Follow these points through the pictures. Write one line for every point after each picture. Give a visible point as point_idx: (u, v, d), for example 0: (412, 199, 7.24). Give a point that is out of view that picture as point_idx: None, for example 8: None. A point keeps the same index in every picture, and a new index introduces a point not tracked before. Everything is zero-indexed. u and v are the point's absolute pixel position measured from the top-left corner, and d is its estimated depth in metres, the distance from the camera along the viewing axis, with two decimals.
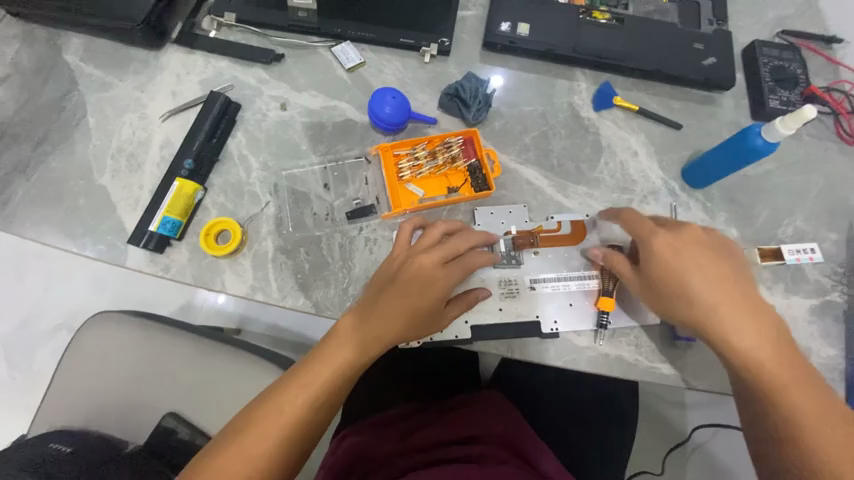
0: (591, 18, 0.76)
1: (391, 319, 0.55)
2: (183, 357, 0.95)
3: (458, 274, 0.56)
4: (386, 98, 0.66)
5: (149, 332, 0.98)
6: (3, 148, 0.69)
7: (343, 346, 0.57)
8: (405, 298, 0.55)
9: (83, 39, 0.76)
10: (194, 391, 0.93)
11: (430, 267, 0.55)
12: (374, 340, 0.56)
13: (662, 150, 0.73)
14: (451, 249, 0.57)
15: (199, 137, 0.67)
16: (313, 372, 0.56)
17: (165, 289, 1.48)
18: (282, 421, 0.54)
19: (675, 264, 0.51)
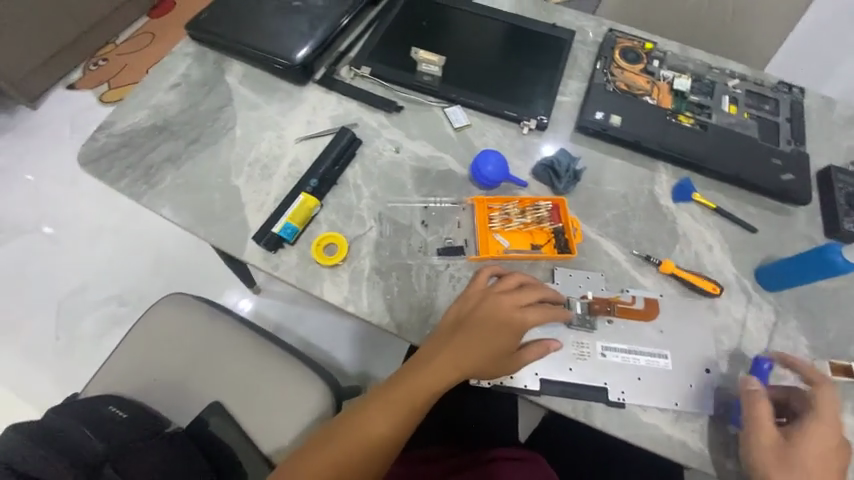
0: (676, 120, 0.86)
1: (468, 353, 0.60)
2: (242, 351, 1.01)
3: (536, 318, 0.61)
4: (489, 158, 0.76)
5: (214, 321, 1.04)
6: (161, 140, 0.82)
7: (422, 373, 0.62)
8: (481, 333, 0.60)
9: (243, 66, 0.91)
10: (243, 388, 0.98)
11: (509, 307, 0.61)
12: (450, 371, 0.61)
13: (735, 248, 0.78)
14: (528, 296, 0.62)
15: (326, 162, 0.77)
16: (391, 397, 0.63)
17: (208, 284, 1.59)
18: (362, 437, 0.61)
19: (808, 457, 0.56)
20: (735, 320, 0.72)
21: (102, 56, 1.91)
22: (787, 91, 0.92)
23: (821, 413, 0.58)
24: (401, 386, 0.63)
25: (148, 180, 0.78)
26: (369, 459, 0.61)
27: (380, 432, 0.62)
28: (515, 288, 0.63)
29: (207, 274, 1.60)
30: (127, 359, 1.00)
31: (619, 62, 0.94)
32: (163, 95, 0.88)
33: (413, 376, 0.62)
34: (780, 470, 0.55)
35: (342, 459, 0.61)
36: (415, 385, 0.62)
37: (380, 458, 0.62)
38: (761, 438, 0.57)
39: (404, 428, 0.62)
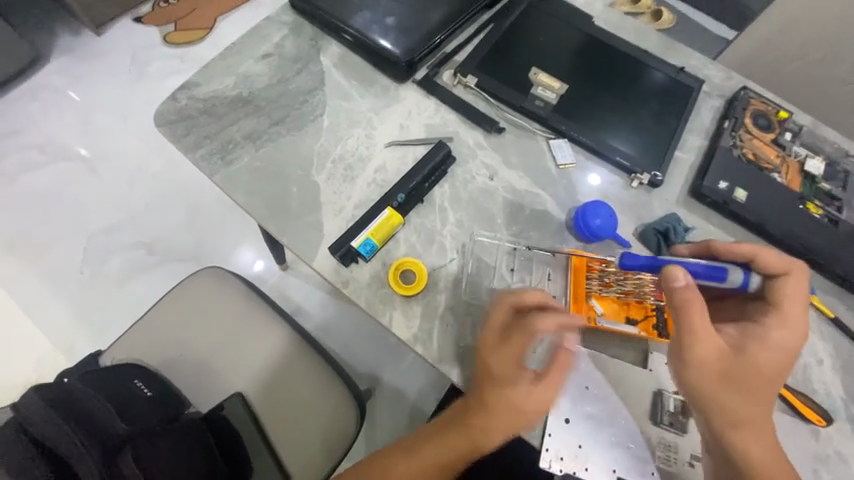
0: (806, 208, 0.76)
1: (494, 415, 0.55)
2: (271, 345, 0.95)
3: (514, 353, 0.55)
4: (599, 211, 0.68)
5: (248, 308, 0.98)
6: (244, 114, 0.76)
7: (453, 430, 0.58)
8: (489, 387, 0.55)
9: (341, 48, 0.84)
10: (267, 384, 0.92)
11: (489, 348, 0.57)
12: (481, 429, 0.57)
13: (847, 369, 0.68)
14: (515, 331, 0.56)
15: (417, 176, 0.70)
16: (428, 448, 0.59)
17: (235, 249, 1.54)
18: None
19: (758, 364, 0.52)
20: (835, 452, 0.63)
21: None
22: None
23: (782, 296, 0.55)
24: (429, 443, 0.59)
25: (224, 156, 0.72)
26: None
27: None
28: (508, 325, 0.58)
29: (238, 241, 1.55)
30: (156, 328, 0.96)
31: (749, 126, 0.84)
32: (253, 64, 0.81)
33: (444, 434, 0.59)
34: (728, 380, 0.52)
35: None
36: (442, 442, 0.59)
37: None
38: (707, 348, 0.51)
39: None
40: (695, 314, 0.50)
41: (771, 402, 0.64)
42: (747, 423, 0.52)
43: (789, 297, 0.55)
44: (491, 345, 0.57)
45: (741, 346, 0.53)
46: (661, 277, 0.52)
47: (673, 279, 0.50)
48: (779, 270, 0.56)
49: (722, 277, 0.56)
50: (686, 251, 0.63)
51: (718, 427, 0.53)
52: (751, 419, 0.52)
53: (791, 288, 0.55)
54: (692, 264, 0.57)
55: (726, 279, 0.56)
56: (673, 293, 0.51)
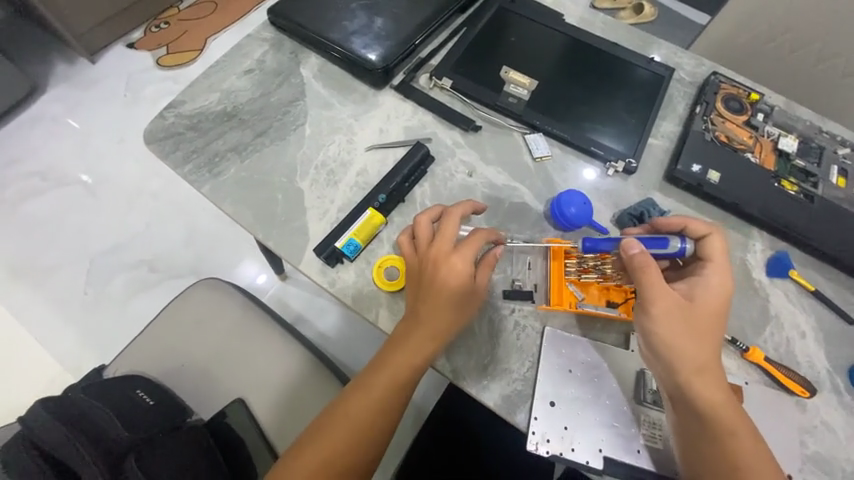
0: (780, 185, 0.78)
1: (436, 312, 0.59)
2: (267, 350, 0.97)
3: (468, 256, 0.60)
4: (574, 200, 0.70)
5: (245, 316, 1.01)
6: (229, 128, 0.79)
7: (393, 351, 0.60)
8: (439, 290, 0.59)
9: (320, 60, 0.88)
10: (264, 388, 0.94)
11: (442, 256, 0.60)
12: (430, 333, 0.59)
13: (832, 340, 0.69)
14: (446, 232, 0.61)
15: (397, 177, 0.73)
16: (375, 377, 0.60)
17: (235, 261, 1.57)
18: (348, 428, 0.59)
19: (708, 310, 0.56)
20: (826, 424, 0.63)
21: (164, 19, 1.92)
22: None
23: (714, 245, 0.60)
24: (380, 369, 0.60)
25: (211, 168, 0.75)
26: (361, 453, 0.59)
27: (365, 419, 0.59)
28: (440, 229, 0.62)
29: (238, 254, 1.58)
30: (158, 339, 0.99)
31: (721, 110, 0.86)
32: (237, 80, 0.85)
33: (383, 363, 0.60)
34: (683, 321, 0.54)
35: (328, 453, 0.58)
36: (386, 365, 0.60)
37: (370, 443, 0.59)
38: (663, 298, 0.55)
39: (391, 407, 0.60)
40: (652, 269, 0.56)
41: (753, 376, 0.64)
42: (709, 367, 0.54)
43: (719, 250, 0.60)
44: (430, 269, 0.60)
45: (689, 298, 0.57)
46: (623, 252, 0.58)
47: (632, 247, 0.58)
48: (707, 231, 0.62)
49: (664, 245, 0.60)
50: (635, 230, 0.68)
51: (682, 376, 0.53)
52: (709, 364, 0.54)
53: (718, 244, 0.60)
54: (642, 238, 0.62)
55: (668, 246, 0.60)
56: (634, 256, 0.57)
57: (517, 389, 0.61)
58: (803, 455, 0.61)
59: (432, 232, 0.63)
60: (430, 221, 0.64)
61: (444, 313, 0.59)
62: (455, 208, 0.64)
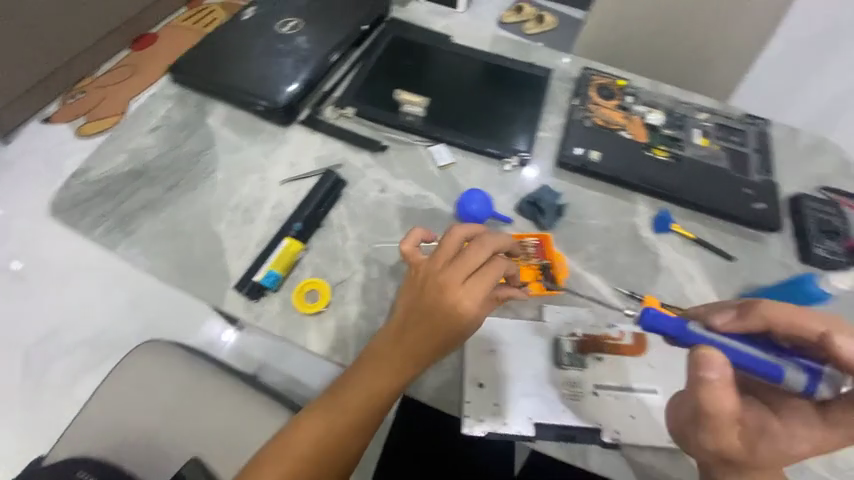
0: (651, 153, 0.90)
1: (422, 341, 0.60)
2: (220, 400, 0.95)
3: (481, 292, 0.59)
4: (474, 197, 0.77)
5: (193, 369, 0.99)
6: (139, 186, 0.81)
7: (378, 371, 0.61)
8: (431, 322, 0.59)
9: (225, 109, 0.91)
10: (221, 439, 0.91)
11: (453, 287, 0.59)
12: (409, 357, 0.61)
13: (719, 278, 0.77)
14: (468, 260, 0.59)
15: (309, 204, 0.76)
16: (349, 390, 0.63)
17: (195, 321, 1.53)
18: (321, 432, 0.63)
19: (775, 459, 0.48)
20: None
21: (81, 89, 1.74)
22: (755, 123, 0.96)
23: None
24: (356, 385, 0.62)
25: (124, 228, 0.76)
26: (331, 456, 0.63)
27: (338, 427, 0.63)
28: (461, 254, 0.61)
29: (198, 314, 1.55)
30: (103, 410, 0.94)
31: (595, 98, 0.97)
32: (143, 139, 0.87)
33: (357, 378, 0.62)
34: (741, 451, 0.48)
35: (300, 453, 0.63)
36: (366, 383, 0.62)
37: (340, 448, 0.64)
38: (725, 436, 0.47)
39: (365, 421, 0.63)
40: (723, 406, 0.46)
41: None
42: None
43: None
44: (436, 297, 0.59)
45: (764, 441, 0.48)
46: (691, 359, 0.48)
47: (708, 365, 0.46)
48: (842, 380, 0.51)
49: (777, 376, 0.53)
50: (724, 319, 0.57)
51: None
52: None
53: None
54: (750, 356, 0.53)
55: (783, 380, 0.52)
56: (706, 380, 0.46)
57: (449, 378, 0.65)
58: None
59: (457, 250, 0.62)
60: (461, 239, 0.62)
61: (430, 343, 0.60)
62: (490, 237, 0.63)
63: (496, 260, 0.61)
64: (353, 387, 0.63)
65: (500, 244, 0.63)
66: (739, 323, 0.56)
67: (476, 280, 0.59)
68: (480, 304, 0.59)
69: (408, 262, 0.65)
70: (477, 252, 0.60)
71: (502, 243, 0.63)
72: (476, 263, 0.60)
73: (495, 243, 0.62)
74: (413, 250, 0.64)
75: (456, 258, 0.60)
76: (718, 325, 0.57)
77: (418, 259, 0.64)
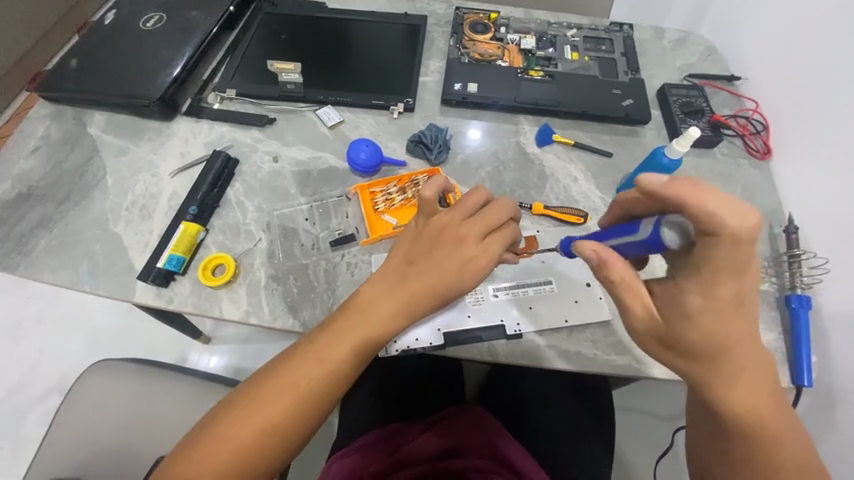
0: (528, 76, 0.93)
1: (419, 301, 0.59)
2: (184, 397, 0.90)
3: (498, 251, 0.61)
4: (361, 147, 0.81)
5: (149, 374, 0.92)
6: (28, 208, 0.79)
7: (362, 322, 0.59)
8: (440, 280, 0.59)
9: (105, 115, 0.90)
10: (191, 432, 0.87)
11: (471, 243, 0.59)
12: (411, 308, 0.60)
13: (598, 174, 0.86)
14: (486, 216, 0.60)
15: (203, 187, 0.78)
16: (334, 340, 0.58)
17: (167, 347, 1.37)
18: (292, 398, 0.56)
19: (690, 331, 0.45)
20: None
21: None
22: (619, 29, 1.02)
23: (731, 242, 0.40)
24: (339, 340, 0.58)
25: (21, 249, 0.75)
26: (301, 424, 0.57)
27: (311, 391, 0.57)
28: (482, 211, 0.61)
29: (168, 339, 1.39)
30: (69, 436, 0.86)
31: (469, 35, 0.99)
32: (26, 162, 0.84)
33: (347, 330, 0.59)
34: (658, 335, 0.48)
35: (267, 421, 0.55)
36: (352, 335, 0.58)
37: (317, 410, 0.57)
38: (632, 306, 0.49)
39: (342, 384, 0.59)
40: (615, 279, 0.49)
41: (544, 224, 0.79)
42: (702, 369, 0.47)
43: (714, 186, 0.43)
44: (453, 251, 0.60)
45: (672, 306, 0.46)
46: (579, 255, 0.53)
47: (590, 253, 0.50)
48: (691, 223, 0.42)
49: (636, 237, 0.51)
50: (607, 219, 0.60)
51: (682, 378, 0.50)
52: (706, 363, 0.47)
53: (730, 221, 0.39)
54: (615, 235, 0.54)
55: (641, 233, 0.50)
56: (591, 264, 0.51)
57: None
58: None
59: (477, 206, 0.62)
60: (483, 196, 0.62)
61: (431, 301, 0.60)
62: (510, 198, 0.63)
63: (511, 223, 0.63)
64: (334, 344, 0.58)
65: (517, 208, 0.64)
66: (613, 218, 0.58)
67: (499, 237, 0.61)
68: (494, 263, 0.61)
69: (423, 207, 0.62)
70: (497, 208, 0.61)
71: (518, 210, 0.65)
72: (497, 221, 0.61)
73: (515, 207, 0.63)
74: (433, 198, 0.61)
75: (477, 214, 0.61)
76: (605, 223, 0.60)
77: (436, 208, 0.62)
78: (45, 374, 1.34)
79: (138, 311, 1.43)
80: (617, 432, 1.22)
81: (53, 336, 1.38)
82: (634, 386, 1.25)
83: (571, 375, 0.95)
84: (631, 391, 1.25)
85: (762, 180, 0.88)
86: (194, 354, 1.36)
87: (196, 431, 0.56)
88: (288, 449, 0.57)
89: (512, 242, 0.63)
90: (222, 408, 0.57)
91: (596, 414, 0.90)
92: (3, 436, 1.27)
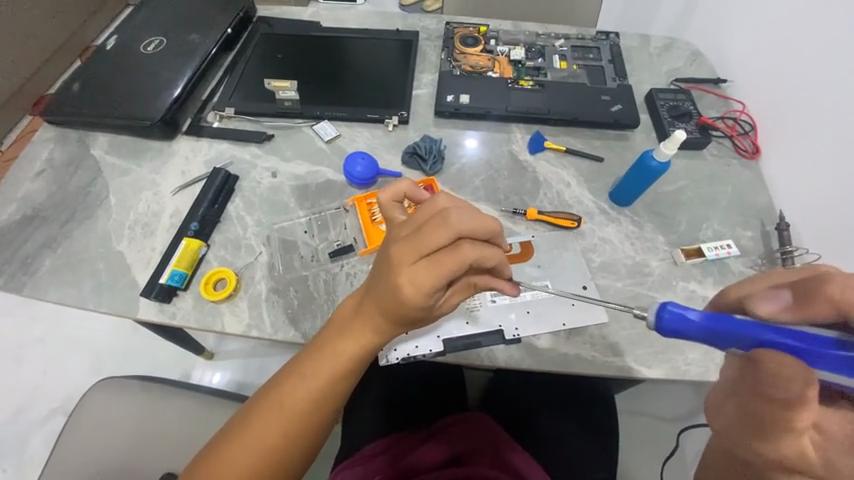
0: (518, 85, 0.96)
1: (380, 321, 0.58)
2: (188, 414, 0.90)
3: (426, 281, 0.52)
4: (357, 160, 0.83)
5: (152, 389, 0.93)
6: (34, 229, 0.81)
7: (340, 339, 0.59)
8: (385, 304, 0.56)
9: (108, 137, 0.92)
10: (195, 448, 0.87)
11: (398, 266, 0.53)
12: (374, 327, 0.58)
13: (590, 178, 0.87)
14: (422, 240, 0.53)
15: (204, 203, 0.80)
16: (313, 362, 0.59)
17: (170, 363, 1.38)
18: (282, 416, 0.58)
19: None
20: (599, 239, 0.80)
21: None
22: (606, 38, 1.04)
23: None
24: (319, 358, 0.59)
25: (25, 270, 0.76)
26: (296, 442, 0.58)
27: (298, 409, 0.58)
28: (421, 230, 0.53)
29: (170, 355, 1.39)
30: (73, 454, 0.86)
31: (460, 48, 1.01)
32: (30, 185, 0.86)
33: (321, 350, 0.60)
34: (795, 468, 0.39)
35: (262, 441, 0.57)
36: (332, 354, 0.59)
37: (309, 428, 0.59)
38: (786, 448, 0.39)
39: (332, 400, 0.60)
40: (797, 425, 0.38)
41: (538, 229, 0.81)
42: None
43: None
44: (386, 278, 0.55)
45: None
46: (757, 375, 0.39)
47: (782, 386, 0.38)
48: None
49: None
50: (769, 306, 0.42)
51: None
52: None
53: None
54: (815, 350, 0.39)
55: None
56: (772, 396, 0.38)
57: None
58: (593, 267, 0.77)
59: (421, 223, 0.54)
60: (430, 211, 0.54)
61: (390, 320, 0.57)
62: (462, 215, 0.53)
63: (460, 244, 0.53)
64: (315, 361, 0.59)
65: (473, 225, 0.53)
66: (798, 315, 0.40)
67: (434, 266, 0.52)
68: (424, 291, 0.53)
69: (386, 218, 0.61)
70: (439, 230, 0.52)
71: (473, 226, 0.53)
72: (432, 244, 0.52)
73: (468, 225, 0.53)
74: (390, 205, 0.60)
75: (414, 236, 0.54)
76: (763, 313, 0.42)
77: (396, 218, 0.59)
78: (48, 395, 1.34)
79: (141, 328, 1.43)
80: (622, 436, 1.21)
81: (57, 356, 1.39)
82: (637, 388, 1.25)
83: (573, 379, 0.95)
84: (633, 394, 1.25)
85: (753, 179, 0.89)
86: (198, 371, 1.37)
87: (204, 452, 0.59)
88: (286, 467, 0.59)
89: (458, 268, 0.52)
90: (226, 429, 0.59)
91: (598, 417, 0.90)
92: (7, 459, 1.26)
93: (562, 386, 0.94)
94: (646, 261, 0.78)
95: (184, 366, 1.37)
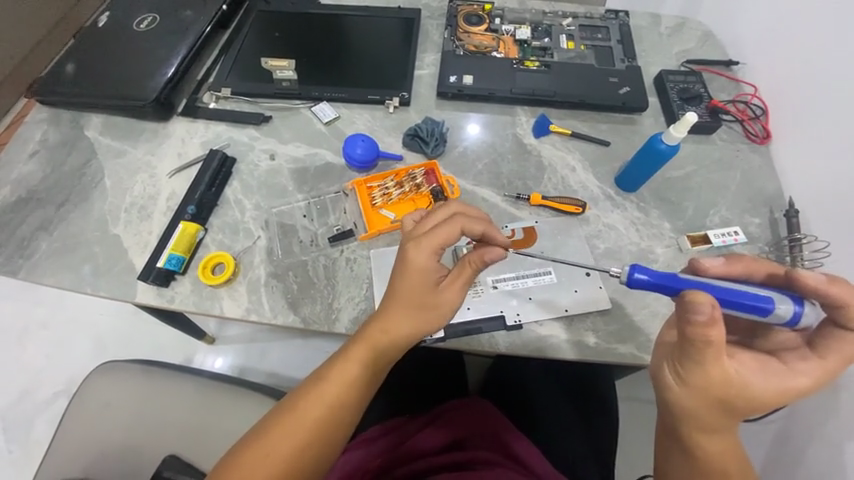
0: (522, 66, 0.92)
1: (408, 314, 0.60)
2: (187, 396, 0.90)
3: (427, 247, 0.59)
4: (357, 142, 0.81)
5: (150, 373, 0.93)
6: (28, 211, 0.79)
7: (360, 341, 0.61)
8: (413, 293, 0.60)
9: (102, 118, 0.90)
10: (193, 430, 0.87)
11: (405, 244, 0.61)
12: (394, 317, 0.60)
13: (595, 163, 0.85)
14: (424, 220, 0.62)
15: (201, 186, 0.78)
16: (334, 367, 0.61)
17: (171, 347, 1.38)
18: (304, 425, 0.58)
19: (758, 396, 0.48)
20: (604, 225, 0.79)
21: None
22: (615, 17, 1.00)
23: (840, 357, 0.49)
24: (341, 364, 0.60)
25: (22, 253, 0.75)
26: (319, 441, 0.58)
27: (323, 412, 0.59)
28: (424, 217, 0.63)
29: (171, 338, 1.39)
30: (78, 436, 0.87)
31: (464, 27, 0.97)
32: (24, 167, 0.85)
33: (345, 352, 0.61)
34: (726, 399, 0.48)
35: (284, 454, 0.56)
36: (356, 357, 0.60)
37: (331, 435, 0.59)
38: (711, 369, 0.46)
39: (355, 404, 0.61)
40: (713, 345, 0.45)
41: (540, 215, 0.79)
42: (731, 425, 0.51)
43: None
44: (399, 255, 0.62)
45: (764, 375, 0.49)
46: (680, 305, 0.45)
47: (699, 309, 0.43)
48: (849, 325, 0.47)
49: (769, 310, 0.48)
50: (713, 264, 0.53)
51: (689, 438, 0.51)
52: (729, 414, 0.50)
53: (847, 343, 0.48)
54: (735, 292, 0.49)
55: (775, 312, 0.48)
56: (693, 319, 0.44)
57: (363, 308, 0.70)
58: (597, 253, 0.76)
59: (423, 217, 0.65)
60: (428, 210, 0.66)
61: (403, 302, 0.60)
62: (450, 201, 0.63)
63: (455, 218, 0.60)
64: (339, 366, 0.60)
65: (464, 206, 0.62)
66: (729, 268, 0.53)
67: (433, 233, 0.59)
68: (429, 259, 0.59)
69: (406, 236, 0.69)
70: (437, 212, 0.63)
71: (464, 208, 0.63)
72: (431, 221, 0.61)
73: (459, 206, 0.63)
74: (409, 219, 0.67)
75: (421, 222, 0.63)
76: (710, 265, 0.53)
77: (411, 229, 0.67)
78: (53, 378, 1.35)
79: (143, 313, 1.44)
80: (621, 421, 1.22)
81: (60, 340, 1.39)
82: (638, 375, 1.25)
83: (572, 365, 0.96)
84: (633, 379, 1.25)
85: (761, 165, 0.87)
86: (200, 355, 1.37)
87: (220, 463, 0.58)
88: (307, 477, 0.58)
89: (451, 235, 0.59)
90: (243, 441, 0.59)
91: (598, 402, 0.90)
92: (13, 440, 1.28)
93: (563, 371, 0.94)
94: (651, 248, 0.77)
95: (186, 350, 1.37)
